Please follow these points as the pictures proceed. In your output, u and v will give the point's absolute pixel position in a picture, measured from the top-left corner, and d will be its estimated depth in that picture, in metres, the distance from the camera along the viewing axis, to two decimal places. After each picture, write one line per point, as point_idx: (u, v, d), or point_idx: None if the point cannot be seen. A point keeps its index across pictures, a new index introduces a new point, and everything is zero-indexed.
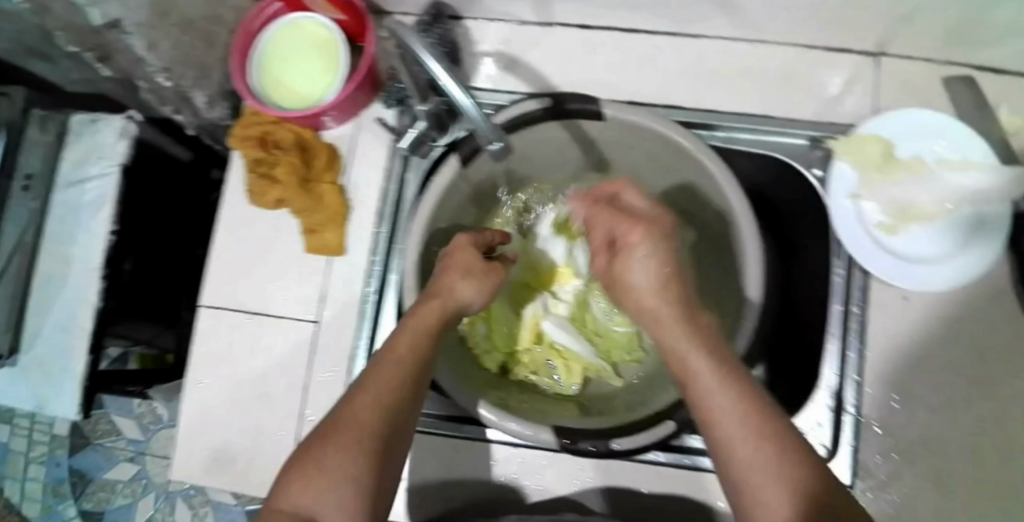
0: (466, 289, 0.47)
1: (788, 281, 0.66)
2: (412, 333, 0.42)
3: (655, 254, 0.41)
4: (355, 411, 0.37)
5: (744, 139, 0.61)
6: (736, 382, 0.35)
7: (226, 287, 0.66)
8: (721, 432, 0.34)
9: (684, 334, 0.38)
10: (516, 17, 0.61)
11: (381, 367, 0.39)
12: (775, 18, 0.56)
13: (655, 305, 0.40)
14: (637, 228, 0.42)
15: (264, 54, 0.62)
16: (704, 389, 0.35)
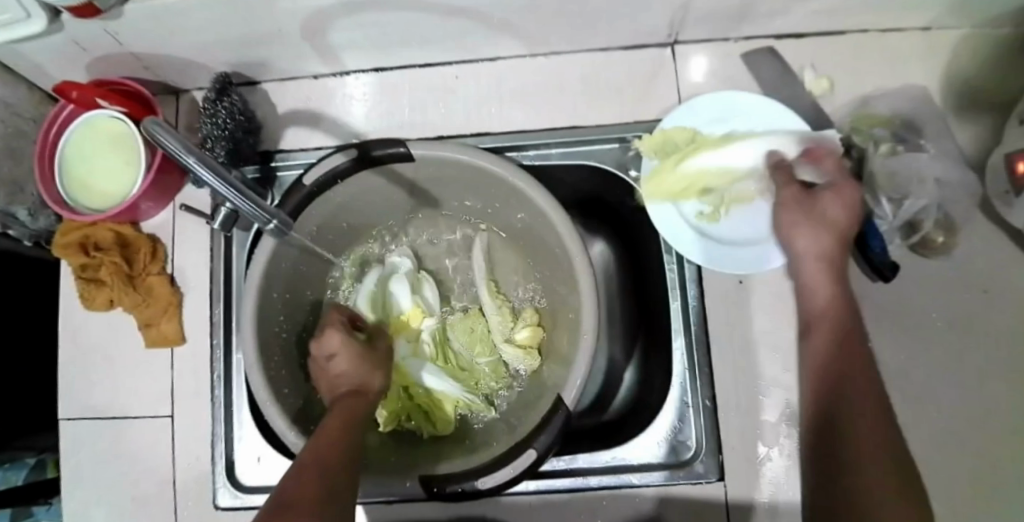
0: (373, 377, 0.50)
1: (637, 283, 0.64)
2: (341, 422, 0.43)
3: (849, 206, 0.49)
4: (305, 485, 0.36)
5: (558, 152, 0.59)
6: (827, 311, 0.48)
7: (77, 397, 0.64)
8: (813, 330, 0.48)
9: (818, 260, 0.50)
10: (308, 72, 0.61)
11: (315, 452, 0.40)
12: (556, 29, 0.55)
13: (815, 247, 0.49)
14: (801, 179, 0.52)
15: (69, 158, 0.61)
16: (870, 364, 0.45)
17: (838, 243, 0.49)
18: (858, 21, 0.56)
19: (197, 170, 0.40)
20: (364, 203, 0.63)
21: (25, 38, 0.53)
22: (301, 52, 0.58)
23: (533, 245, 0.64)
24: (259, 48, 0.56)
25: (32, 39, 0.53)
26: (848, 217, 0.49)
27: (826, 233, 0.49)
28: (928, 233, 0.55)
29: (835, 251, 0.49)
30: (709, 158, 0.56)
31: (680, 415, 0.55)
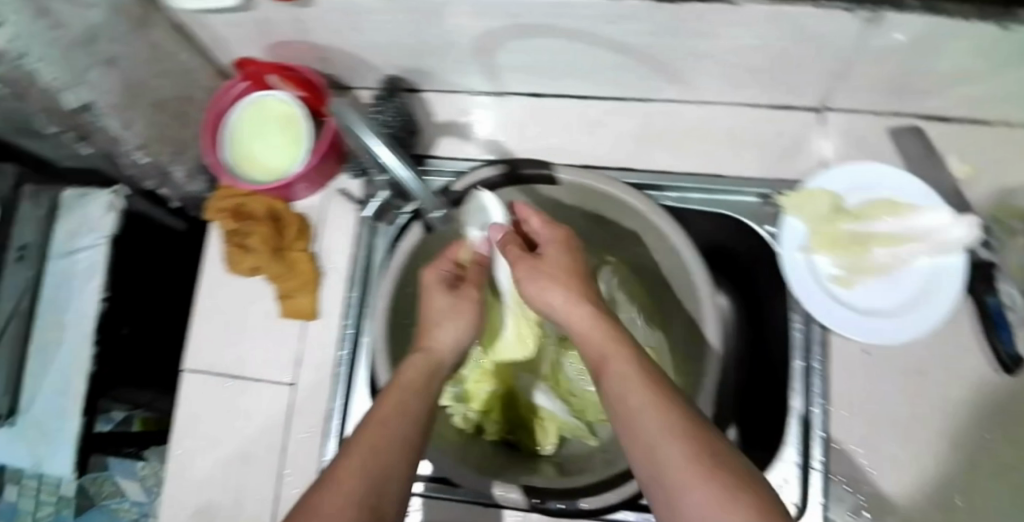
0: (447, 334, 0.51)
1: None
2: (398, 393, 0.43)
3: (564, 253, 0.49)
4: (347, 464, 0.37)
5: (697, 198, 0.62)
6: (645, 378, 0.36)
7: (204, 352, 0.68)
8: (630, 416, 0.34)
9: (608, 338, 0.39)
10: (467, 88, 0.65)
11: (364, 433, 0.39)
12: (715, 80, 0.58)
13: (546, 288, 0.46)
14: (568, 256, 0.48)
15: (232, 130, 0.65)
16: (621, 366, 0.37)
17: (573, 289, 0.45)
18: (1011, 113, 0.58)
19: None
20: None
21: (221, 10, 0.57)
22: (466, 68, 0.61)
23: (655, 285, 0.68)
24: (431, 56, 0.60)
25: (227, 12, 0.57)
26: (574, 261, 0.49)
27: (562, 279, 0.46)
28: None
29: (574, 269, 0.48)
30: (848, 227, 0.58)
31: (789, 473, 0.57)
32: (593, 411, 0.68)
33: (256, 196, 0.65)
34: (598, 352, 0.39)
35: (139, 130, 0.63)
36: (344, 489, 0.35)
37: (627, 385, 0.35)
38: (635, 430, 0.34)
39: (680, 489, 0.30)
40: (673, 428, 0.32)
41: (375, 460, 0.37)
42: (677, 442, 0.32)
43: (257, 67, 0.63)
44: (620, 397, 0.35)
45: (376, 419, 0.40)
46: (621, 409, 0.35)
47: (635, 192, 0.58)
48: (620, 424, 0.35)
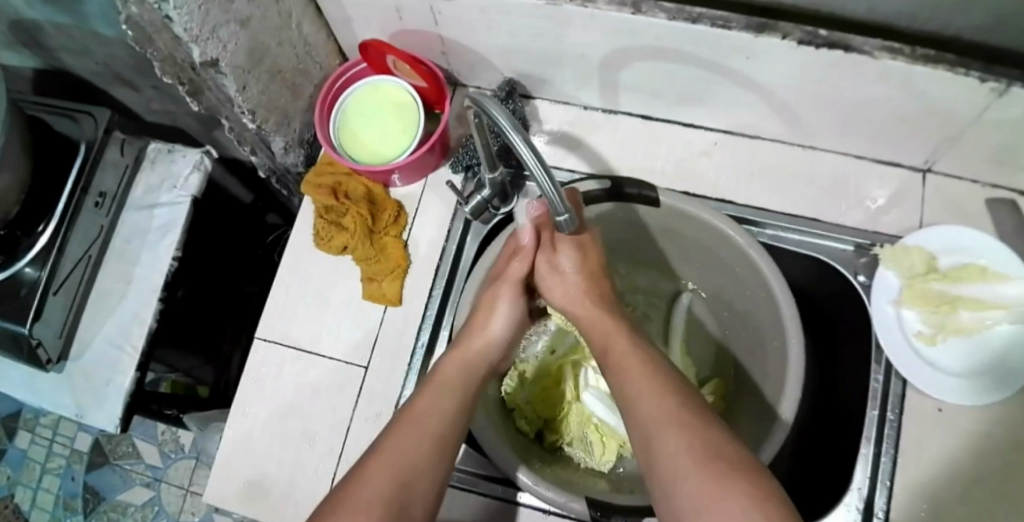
0: (497, 326, 0.53)
1: (823, 383, 0.69)
2: (433, 389, 0.46)
3: (583, 261, 0.54)
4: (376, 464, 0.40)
5: (791, 239, 0.64)
6: (656, 380, 0.42)
7: (281, 322, 0.68)
8: (639, 410, 0.40)
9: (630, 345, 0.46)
10: (582, 101, 0.67)
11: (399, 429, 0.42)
12: (829, 129, 0.61)
13: (567, 293, 0.54)
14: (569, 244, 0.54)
15: (347, 111, 0.67)
16: (635, 367, 0.43)
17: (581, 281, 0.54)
18: None
19: (517, 149, 0.39)
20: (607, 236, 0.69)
21: None
22: (585, 80, 0.63)
23: (730, 316, 0.69)
24: (556, 66, 0.61)
25: None
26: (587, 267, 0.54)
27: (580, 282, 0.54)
28: None
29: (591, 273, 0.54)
30: (939, 287, 0.59)
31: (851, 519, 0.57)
32: None
33: (355, 177, 0.67)
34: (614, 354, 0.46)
35: (253, 95, 0.63)
36: (373, 480, 0.38)
37: (643, 390, 0.41)
38: (644, 424, 0.39)
39: (679, 474, 0.35)
40: (676, 417, 0.38)
41: (406, 454, 0.40)
42: (677, 432, 0.37)
43: (392, 51, 0.61)
44: (634, 398, 0.41)
45: (409, 413, 0.44)
46: (632, 406, 0.41)
47: (735, 225, 0.59)
48: (632, 423, 0.41)
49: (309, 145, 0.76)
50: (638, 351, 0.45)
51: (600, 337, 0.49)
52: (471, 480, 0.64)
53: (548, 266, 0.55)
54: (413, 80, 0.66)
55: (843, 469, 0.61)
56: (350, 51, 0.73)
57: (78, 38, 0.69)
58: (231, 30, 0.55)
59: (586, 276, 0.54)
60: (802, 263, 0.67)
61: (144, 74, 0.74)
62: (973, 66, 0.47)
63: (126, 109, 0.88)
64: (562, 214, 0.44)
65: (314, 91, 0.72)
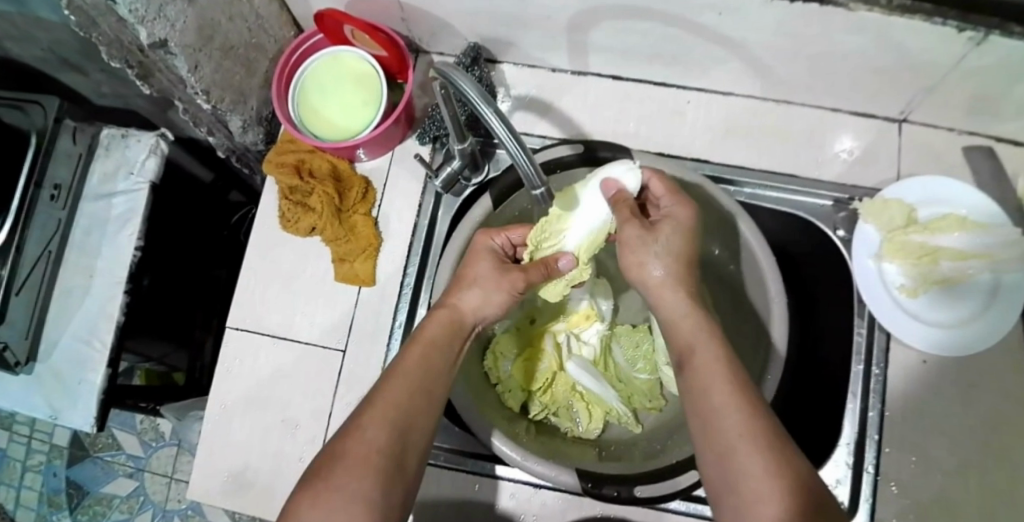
0: (470, 298, 0.48)
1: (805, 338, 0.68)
2: (423, 344, 0.44)
3: (681, 236, 0.47)
4: (365, 421, 0.39)
5: (769, 198, 0.62)
6: (757, 418, 0.37)
7: (252, 310, 0.66)
8: (733, 459, 0.36)
9: (716, 358, 0.40)
10: (550, 63, 0.64)
11: (390, 386, 0.41)
12: (803, 81, 0.59)
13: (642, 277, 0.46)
14: (672, 221, 0.47)
15: (305, 86, 0.64)
16: (715, 373, 0.39)
17: (678, 269, 0.46)
18: None
19: (487, 121, 0.38)
20: None
21: None
22: (554, 42, 0.60)
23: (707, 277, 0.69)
24: (522, 28, 0.59)
25: None
26: (683, 242, 0.47)
27: (678, 258, 0.46)
28: None
29: (685, 261, 0.46)
30: (921, 239, 0.58)
31: (843, 476, 0.56)
32: (640, 399, 0.66)
33: (319, 153, 0.64)
34: (694, 353, 0.42)
35: (206, 74, 0.60)
36: (367, 439, 0.38)
37: (726, 405, 0.37)
38: (722, 442, 0.37)
39: (757, 504, 0.33)
40: (756, 440, 0.35)
41: (397, 411, 0.40)
42: (757, 454, 0.35)
43: (347, 21, 0.58)
44: (711, 413, 0.38)
45: (398, 373, 0.42)
46: (707, 414, 0.38)
47: (711, 184, 0.58)
48: (719, 464, 0.36)
49: (269, 122, 0.73)
50: (720, 355, 0.41)
51: (678, 330, 0.44)
52: (456, 457, 0.63)
53: (643, 235, 0.46)
54: (373, 51, 0.63)
55: (830, 426, 0.60)
56: (304, 21, 0.69)
57: (19, 24, 0.65)
58: (179, 9, 0.52)
59: (687, 272, 0.46)
60: (783, 221, 0.65)
61: (89, 57, 0.70)
62: (951, 14, 0.45)
63: (74, 94, 0.84)
64: (537, 184, 0.44)
65: (269, 67, 0.69)
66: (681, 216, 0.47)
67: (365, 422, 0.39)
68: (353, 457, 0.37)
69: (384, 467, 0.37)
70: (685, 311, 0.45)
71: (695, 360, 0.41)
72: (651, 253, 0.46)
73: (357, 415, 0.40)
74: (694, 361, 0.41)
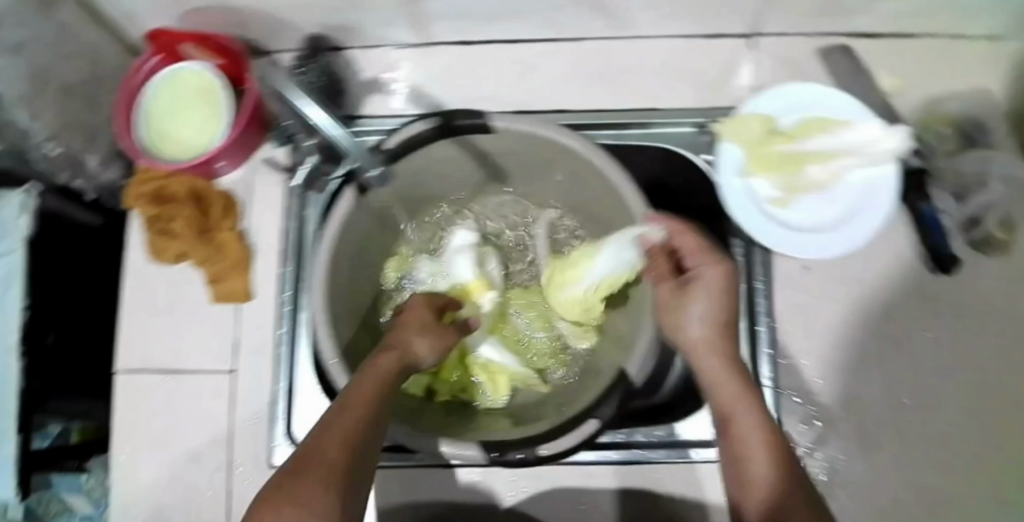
0: (423, 348, 0.47)
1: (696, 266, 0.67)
2: (377, 376, 0.40)
3: (716, 290, 0.47)
4: (319, 440, 0.34)
5: (632, 134, 0.61)
6: (762, 419, 0.41)
7: (137, 350, 0.63)
8: (741, 439, 0.41)
9: (724, 368, 0.45)
10: (393, 40, 0.61)
11: (341, 412, 0.37)
12: (644, 16, 0.57)
13: (705, 341, 0.47)
14: (713, 267, 0.48)
15: (148, 110, 0.61)
16: (731, 389, 0.44)
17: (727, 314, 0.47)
18: (938, 23, 0.58)
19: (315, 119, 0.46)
20: (434, 179, 0.65)
21: None
22: (390, 19, 0.58)
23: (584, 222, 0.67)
24: (353, 14, 0.57)
25: None
26: (720, 308, 0.47)
27: (716, 313, 0.47)
28: (989, 230, 0.57)
29: (725, 323, 0.47)
30: (784, 148, 0.57)
31: (745, 398, 0.58)
32: (543, 359, 0.65)
33: (176, 177, 0.61)
34: (735, 427, 0.42)
35: (50, 120, 0.58)
36: (328, 454, 0.33)
37: (745, 418, 0.42)
38: (736, 444, 0.42)
39: (748, 497, 0.40)
40: (771, 451, 0.40)
41: (352, 432, 0.35)
42: (763, 458, 0.40)
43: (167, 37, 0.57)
44: (726, 409, 0.44)
45: (355, 396, 0.38)
46: (726, 417, 0.43)
47: (563, 129, 0.56)
48: (733, 457, 0.42)
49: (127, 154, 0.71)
50: (758, 418, 0.42)
51: (698, 350, 0.47)
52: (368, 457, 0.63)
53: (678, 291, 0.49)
54: (209, 60, 0.61)
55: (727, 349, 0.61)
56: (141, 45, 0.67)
57: None
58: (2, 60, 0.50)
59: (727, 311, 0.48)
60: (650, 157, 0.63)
61: None
62: None
63: None
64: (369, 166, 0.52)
65: (114, 97, 0.67)
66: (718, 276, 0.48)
67: (321, 443, 0.34)
68: (319, 470, 0.32)
69: (341, 487, 0.32)
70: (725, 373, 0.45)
71: (719, 384, 0.45)
72: (693, 308, 0.48)
73: (316, 434, 0.35)
74: (717, 386, 0.45)
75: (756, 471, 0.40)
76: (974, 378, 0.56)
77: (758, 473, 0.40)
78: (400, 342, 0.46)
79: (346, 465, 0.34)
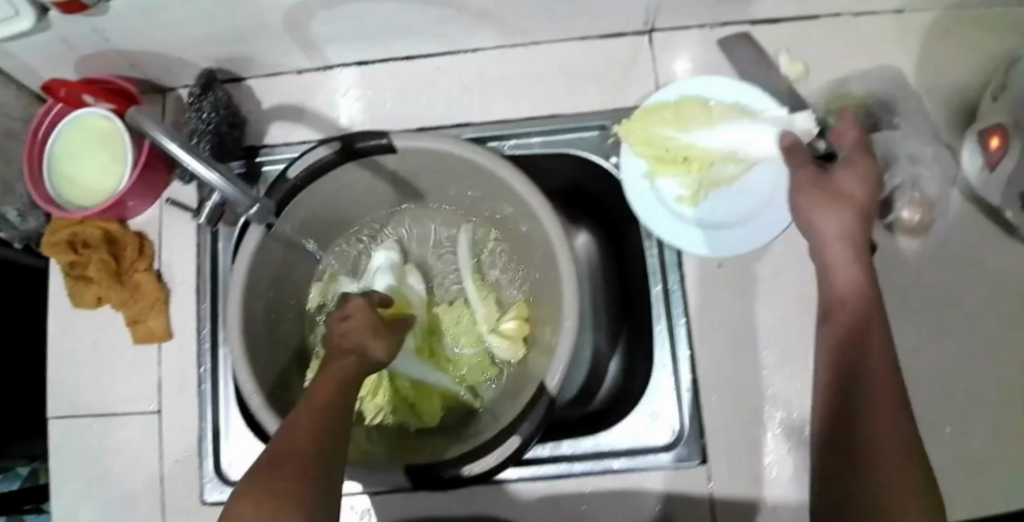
0: (376, 349, 0.42)
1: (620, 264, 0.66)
2: (335, 376, 0.37)
3: (855, 187, 0.47)
4: (276, 458, 0.32)
5: (538, 142, 0.60)
6: (896, 392, 0.40)
7: (64, 395, 0.63)
8: (873, 427, 0.39)
9: (851, 340, 0.44)
10: (290, 66, 0.62)
11: (295, 426, 0.34)
12: (534, 21, 0.56)
13: (847, 280, 0.46)
14: (852, 170, 0.48)
15: (56, 159, 0.61)
16: (875, 365, 0.41)
17: (860, 219, 0.47)
18: (832, 3, 0.57)
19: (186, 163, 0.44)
20: (344, 204, 0.64)
21: (10, 38, 0.52)
22: (281, 46, 0.57)
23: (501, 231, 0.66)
24: (242, 45, 0.57)
25: (18, 38, 0.53)
26: (867, 192, 0.47)
27: (849, 208, 0.47)
28: (902, 211, 0.55)
29: (858, 229, 0.46)
30: (687, 148, 0.56)
31: (666, 400, 0.56)
32: (474, 374, 0.64)
33: (88, 222, 0.61)
34: (857, 317, 0.44)
35: None
36: (286, 467, 0.31)
37: (875, 378, 0.40)
38: (856, 436, 0.39)
39: (874, 468, 0.37)
40: (899, 444, 0.37)
41: (309, 440, 0.33)
42: (890, 425, 0.38)
43: (66, 87, 0.56)
44: (857, 389, 0.41)
45: (307, 408, 0.35)
46: (858, 400, 0.40)
47: (462, 144, 0.55)
48: (858, 441, 0.39)
49: None
50: (879, 327, 0.43)
51: (833, 325, 0.45)
52: None
53: (819, 176, 0.48)
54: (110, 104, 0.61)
55: (647, 354, 0.60)
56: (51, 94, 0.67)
57: None
58: None
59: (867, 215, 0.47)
60: (558, 163, 0.63)
61: None
62: None
63: None
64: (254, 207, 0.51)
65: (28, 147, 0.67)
66: (863, 166, 0.48)
67: (274, 460, 0.32)
68: (271, 485, 0.30)
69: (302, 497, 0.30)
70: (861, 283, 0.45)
71: (838, 351, 0.44)
72: (832, 204, 0.47)
73: (271, 454, 0.33)
74: (836, 352, 0.44)
75: (886, 481, 0.36)
76: (909, 366, 0.53)
77: (889, 482, 0.36)
78: (353, 347, 0.41)
79: (311, 474, 0.32)
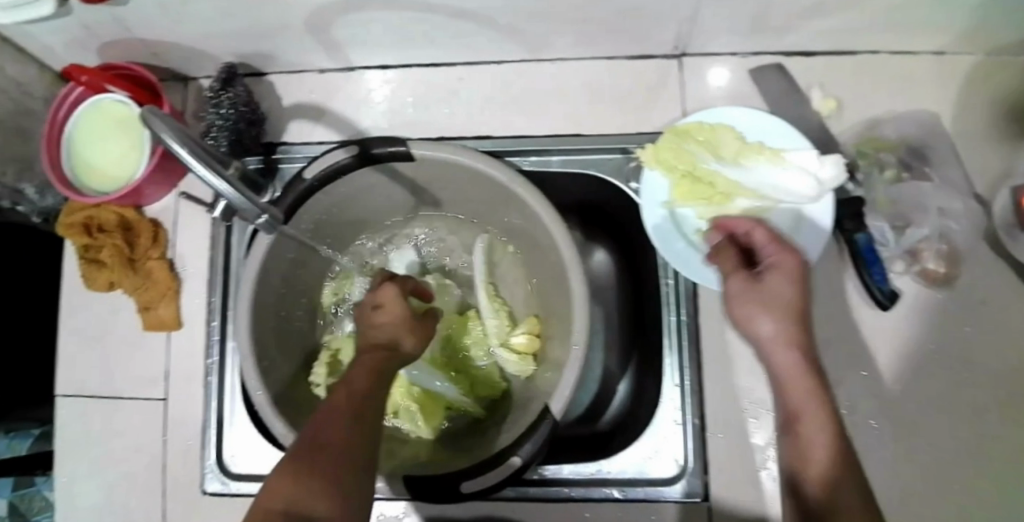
0: (408, 342, 0.41)
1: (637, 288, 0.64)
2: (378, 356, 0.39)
3: (782, 291, 0.44)
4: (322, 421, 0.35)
5: (557, 162, 0.59)
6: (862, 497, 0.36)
7: (74, 375, 0.64)
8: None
9: (801, 438, 0.39)
10: (313, 66, 0.61)
11: (340, 393, 0.37)
12: (561, 39, 0.55)
13: (793, 374, 0.42)
14: (778, 268, 0.45)
15: (75, 142, 0.61)
16: (816, 448, 0.38)
17: (798, 320, 0.43)
18: (869, 41, 0.55)
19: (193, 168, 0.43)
20: (360, 204, 0.63)
21: (32, 22, 0.53)
22: (304, 46, 0.57)
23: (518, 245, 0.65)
24: (264, 42, 0.56)
25: (40, 22, 0.53)
26: (799, 296, 0.44)
27: (787, 315, 0.43)
28: (928, 263, 0.54)
29: (801, 334, 0.43)
30: (710, 179, 0.55)
31: (670, 432, 0.54)
32: (482, 386, 0.62)
33: (105, 207, 0.61)
34: (803, 423, 0.40)
35: None
36: (328, 434, 0.35)
37: (833, 480, 0.37)
38: None
39: None
40: None
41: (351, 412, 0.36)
42: None
43: (85, 72, 0.56)
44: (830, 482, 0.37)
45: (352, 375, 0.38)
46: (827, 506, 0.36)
47: (481, 156, 0.54)
48: None
49: None
50: (829, 430, 0.39)
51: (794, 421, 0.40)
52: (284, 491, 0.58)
53: (745, 286, 0.46)
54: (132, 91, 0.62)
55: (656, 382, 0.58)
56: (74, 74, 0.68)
57: None
58: None
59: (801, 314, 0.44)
60: (577, 181, 0.62)
61: None
62: None
63: None
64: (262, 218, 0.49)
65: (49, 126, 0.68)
66: (787, 263, 0.45)
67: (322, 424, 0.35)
68: (315, 451, 0.34)
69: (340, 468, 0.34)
70: (802, 370, 0.42)
71: (806, 438, 0.39)
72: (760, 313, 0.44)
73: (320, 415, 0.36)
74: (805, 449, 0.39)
75: None
76: (919, 421, 0.52)
77: None
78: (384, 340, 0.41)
79: (349, 446, 0.35)
